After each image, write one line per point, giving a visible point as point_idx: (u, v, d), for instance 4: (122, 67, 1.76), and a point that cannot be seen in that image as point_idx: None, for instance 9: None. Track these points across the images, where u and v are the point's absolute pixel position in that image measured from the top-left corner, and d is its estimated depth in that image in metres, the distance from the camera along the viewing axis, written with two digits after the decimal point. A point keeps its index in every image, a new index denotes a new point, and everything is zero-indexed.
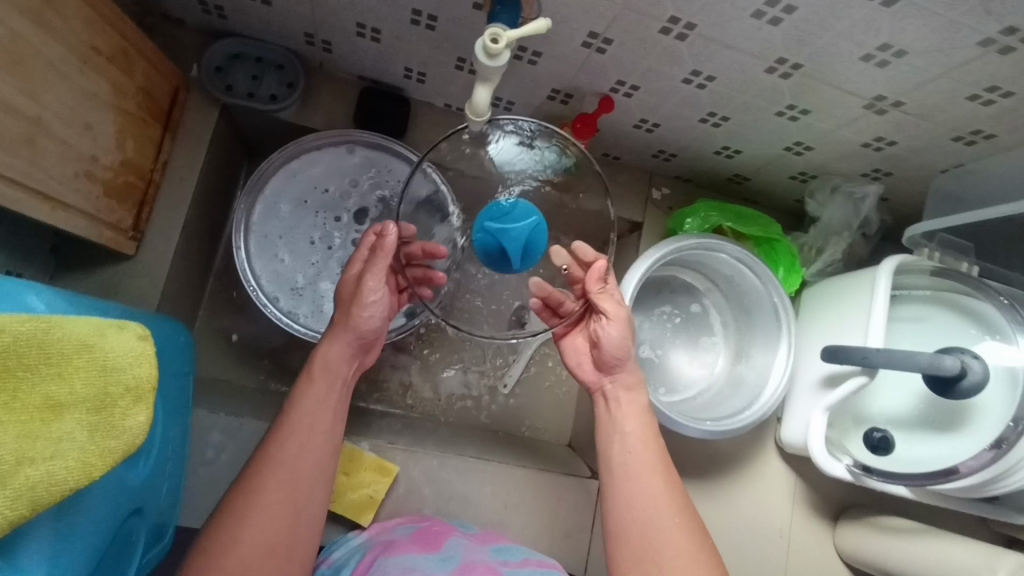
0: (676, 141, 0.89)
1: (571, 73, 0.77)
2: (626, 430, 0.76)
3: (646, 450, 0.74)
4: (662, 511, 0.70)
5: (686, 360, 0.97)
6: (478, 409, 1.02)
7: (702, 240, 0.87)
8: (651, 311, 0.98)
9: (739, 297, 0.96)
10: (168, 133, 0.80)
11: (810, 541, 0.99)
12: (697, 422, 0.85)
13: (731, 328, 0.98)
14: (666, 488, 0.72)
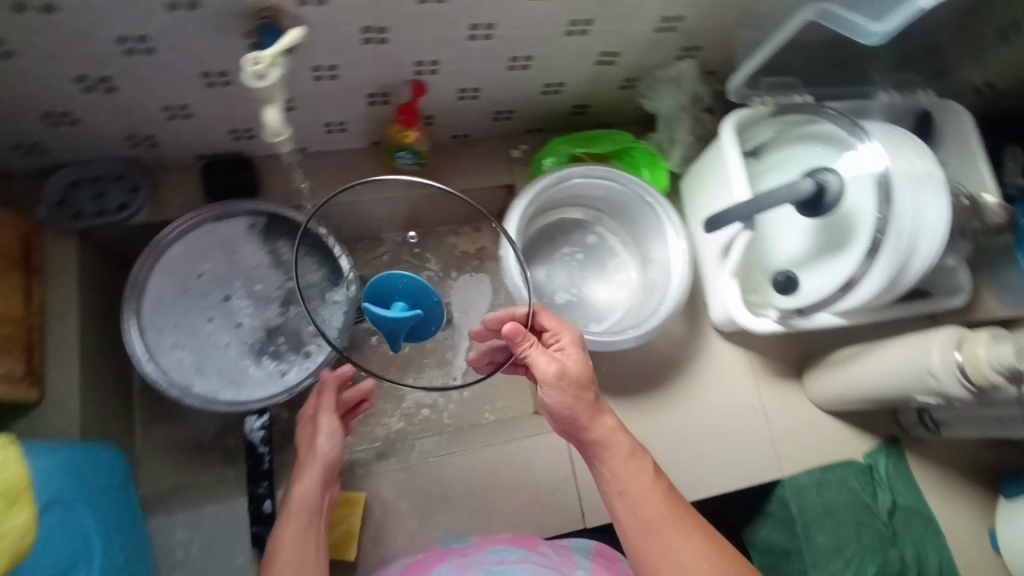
0: (503, 97, 0.92)
1: (371, 74, 0.80)
2: (629, 490, 0.69)
3: (653, 501, 0.68)
4: (683, 568, 0.65)
5: (600, 288, 1.00)
6: (438, 413, 1.04)
7: (559, 174, 0.91)
8: (551, 258, 1.01)
9: (623, 212, 0.99)
10: (33, 277, 0.81)
11: (781, 403, 1.01)
12: (620, 335, 0.87)
13: (629, 243, 1.01)
14: (693, 541, 0.66)
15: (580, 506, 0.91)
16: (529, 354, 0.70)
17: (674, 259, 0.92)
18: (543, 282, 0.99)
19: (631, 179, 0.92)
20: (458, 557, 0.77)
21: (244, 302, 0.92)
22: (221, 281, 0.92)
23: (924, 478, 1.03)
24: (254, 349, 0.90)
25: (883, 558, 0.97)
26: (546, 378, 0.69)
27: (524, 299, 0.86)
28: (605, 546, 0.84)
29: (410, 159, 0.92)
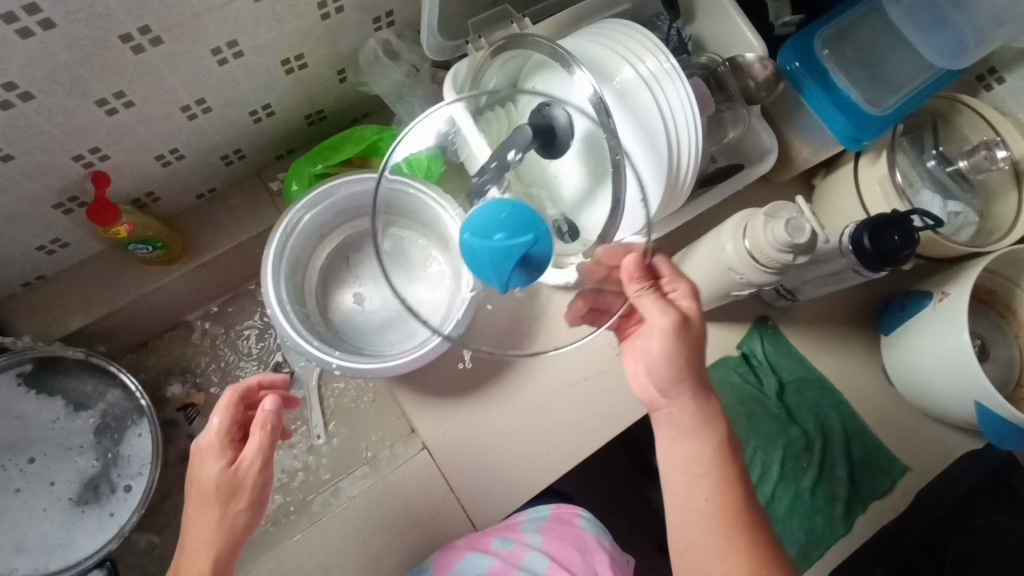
0: (217, 142, 0.83)
1: (33, 185, 0.71)
2: (686, 425, 0.71)
3: (698, 433, 0.71)
4: (696, 517, 0.70)
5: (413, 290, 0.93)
6: (314, 473, 0.99)
7: (305, 200, 0.82)
8: (354, 279, 0.94)
9: (402, 206, 0.91)
10: None
11: None
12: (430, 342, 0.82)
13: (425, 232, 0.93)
14: (713, 501, 0.70)
15: (468, 516, 0.88)
16: (639, 303, 0.70)
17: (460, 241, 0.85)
18: (352, 309, 0.92)
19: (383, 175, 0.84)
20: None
21: (45, 459, 0.84)
22: (13, 448, 0.84)
23: (804, 344, 1.00)
24: (73, 503, 0.83)
25: (785, 439, 0.96)
26: (665, 327, 0.68)
27: (311, 352, 0.79)
28: (558, 511, 0.91)
29: (149, 250, 0.84)
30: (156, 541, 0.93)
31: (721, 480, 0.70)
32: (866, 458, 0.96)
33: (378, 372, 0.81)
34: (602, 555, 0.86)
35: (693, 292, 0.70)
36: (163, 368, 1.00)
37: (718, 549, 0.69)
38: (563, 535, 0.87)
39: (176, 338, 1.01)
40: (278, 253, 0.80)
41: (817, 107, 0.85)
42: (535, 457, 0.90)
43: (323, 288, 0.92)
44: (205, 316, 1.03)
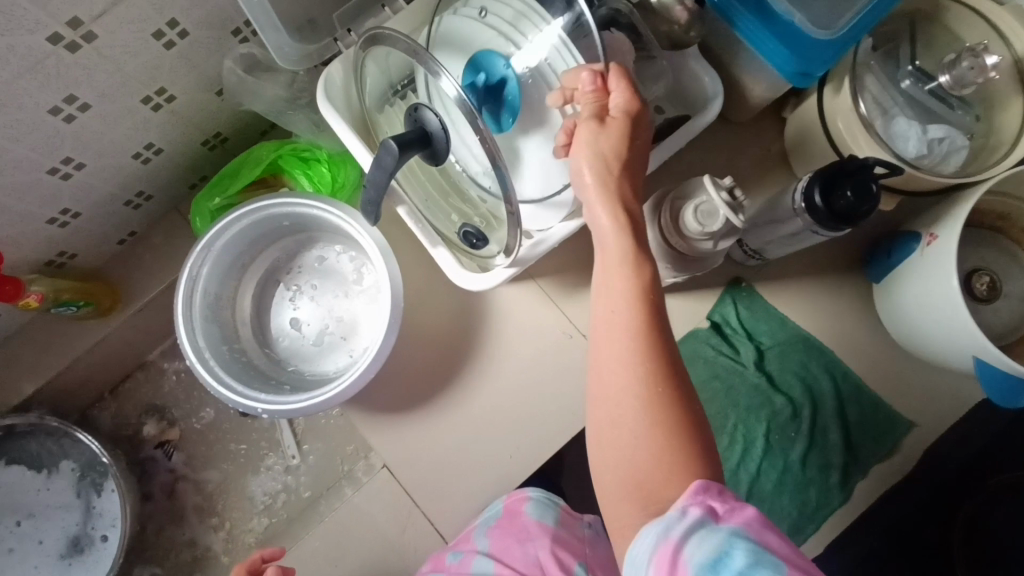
0: (112, 190, 0.80)
1: None
2: (610, 224, 0.57)
3: (611, 243, 0.57)
4: (607, 352, 0.55)
5: (348, 306, 0.89)
6: (295, 492, 1.00)
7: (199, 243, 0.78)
8: (287, 301, 0.90)
9: (318, 223, 0.87)
10: None
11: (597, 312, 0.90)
12: (354, 373, 0.77)
13: (350, 244, 0.89)
14: (621, 347, 0.54)
15: (435, 531, 0.87)
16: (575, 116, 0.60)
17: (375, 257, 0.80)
18: (289, 333, 0.89)
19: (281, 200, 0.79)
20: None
21: (33, 519, 0.89)
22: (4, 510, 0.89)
23: (784, 302, 0.91)
24: (63, 556, 0.88)
25: (768, 410, 0.88)
26: (585, 134, 0.58)
27: (232, 397, 0.77)
28: (508, 500, 0.83)
29: (74, 310, 0.83)
30: (158, 572, 0.98)
31: (644, 330, 0.54)
32: (862, 420, 0.87)
33: (308, 411, 0.77)
34: (547, 543, 0.81)
35: (633, 94, 0.59)
36: (135, 410, 1.02)
37: (635, 405, 0.53)
38: (507, 528, 0.82)
39: (141, 379, 1.02)
40: (187, 299, 0.80)
41: (755, 42, 0.74)
42: (496, 462, 0.87)
43: (257, 316, 0.90)
44: (164, 352, 1.02)
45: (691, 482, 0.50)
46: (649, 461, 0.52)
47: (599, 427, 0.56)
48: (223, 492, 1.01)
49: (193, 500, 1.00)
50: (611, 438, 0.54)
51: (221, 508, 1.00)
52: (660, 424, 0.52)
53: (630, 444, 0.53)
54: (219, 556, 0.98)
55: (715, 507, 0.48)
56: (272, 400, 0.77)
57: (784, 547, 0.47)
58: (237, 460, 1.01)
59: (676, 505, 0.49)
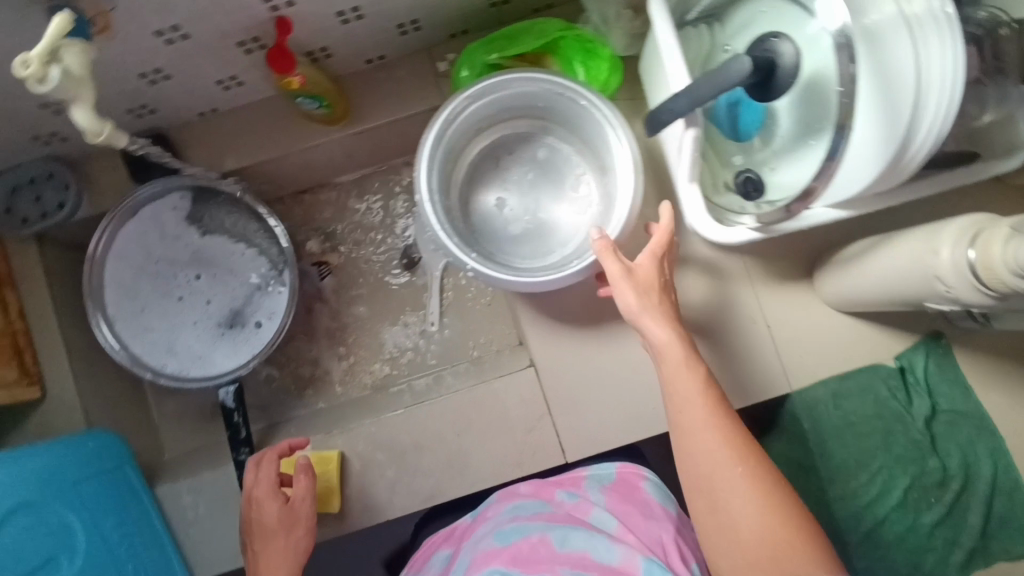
0: (397, 7, 0.79)
1: (224, 19, 0.72)
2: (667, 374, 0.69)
3: (673, 350, 0.69)
4: (704, 443, 0.64)
5: (556, 204, 0.90)
6: (421, 355, 1.03)
7: (474, 91, 0.78)
8: (498, 180, 0.91)
9: (567, 119, 0.86)
10: (6, 285, 0.88)
11: (793, 308, 0.87)
12: (563, 270, 0.77)
13: (583, 148, 0.89)
14: (723, 442, 0.64)
15: (558, 441, 0.88)
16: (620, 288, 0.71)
17: (619, 170, 0.79)
18: (490, 209, 0.90)
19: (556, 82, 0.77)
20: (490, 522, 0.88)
21: (202, 281, 0.92)
22: (182, 263, 0.92)
23: (978, 373, 0.86)
24: (219, 326, 0.91)
25: (918, 468, 0.84)
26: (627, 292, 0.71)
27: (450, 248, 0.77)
28: (625, 471, 0.92)
29: (314, 105, 0.84)
30: (275, 375, 1.03)
31: (729, 433, 0.64)
32: (1005, 517, 0.84)
33: (510, 287, 0.77)
34: (666, 519, 0.85)
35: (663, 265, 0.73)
36: (306, 223, 1.05)
37: (751, 500, 0.61)
38: (624, 493, 0.89)
39: (321, 197, 1.05)
40: (436, 136, 0.78)
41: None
42: (635, 407, 0.88)
43: (467, 183, 0.90)
44: (353, 181, 1.05)
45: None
46: (771, 549, 0.60)
47: (715, 526, 0.63)
48: (356, 330, 1.04)
49: (328, 324, 1.03)
50: (722, 535, 0.62)
51: (349, 342, 1.03)
52: (777, 513, 0.61)
53: (746, 537, 0.61)
54: (335, 383, 1.03)
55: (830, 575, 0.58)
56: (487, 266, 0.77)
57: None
58: (379, 306, 1.04)
59: None
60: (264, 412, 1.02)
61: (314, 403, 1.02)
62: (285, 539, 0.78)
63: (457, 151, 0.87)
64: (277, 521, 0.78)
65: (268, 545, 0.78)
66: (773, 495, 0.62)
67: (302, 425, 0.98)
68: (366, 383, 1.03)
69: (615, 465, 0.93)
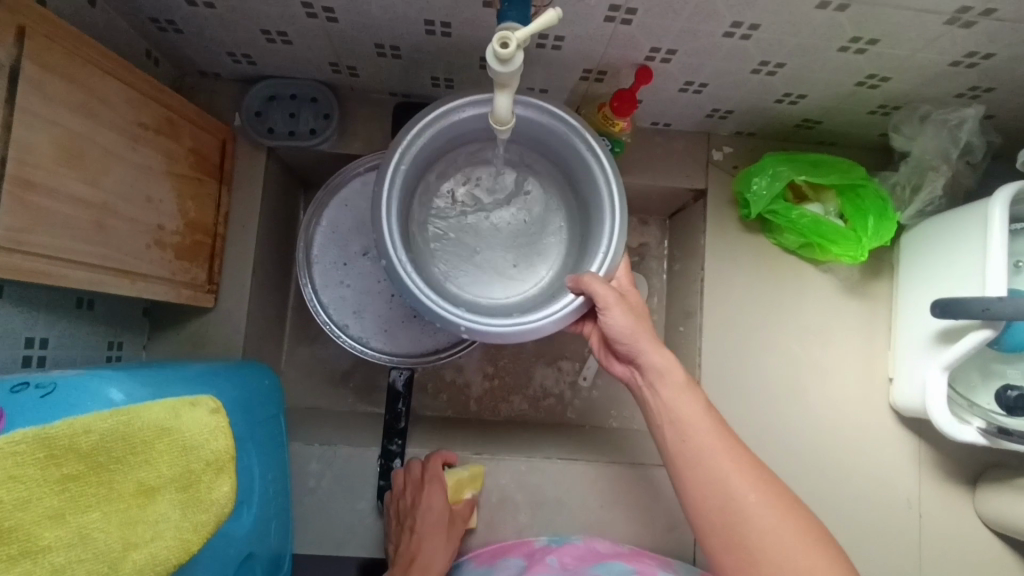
0: (730, 98, 0.81)
1: (601, 51, 0.72)
2: (678, 416, 0.66)
3: (676, 387, 0.67)
4: (704, 465, 0.63)
5: (534, 262, 0.81)
6: (562, 405, 1.01)
7: (427, 117, 0.67)
8: (466, 210, 0.81)
9: (556, 162, 0.78)
10: (225, 186, 0.83)
11: (944, 507, 0.91)
12: (546, 315, 0.68)
13: (574, 223, 0.81)
14: (729, 454, 0.63)
15: (691, 551, 0.87)
16: (606, 359, 0.77)
17: (586, 259, 0.72)
18: (455, 223, 0.81)
19: (570, 122, 0.70)
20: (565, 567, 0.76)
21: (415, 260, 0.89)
22: None
23: None
24: (413, 311, 0.88)
25: None
26: (596, 343, 0.77)
27: (384, 236, 0.65)
28: None
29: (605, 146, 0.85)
30: None
31: (721, 436, 0.65)
32: None
33: (484, 336, 0.67)
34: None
35: (608, 294, 0.66)
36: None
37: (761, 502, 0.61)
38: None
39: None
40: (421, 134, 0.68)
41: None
42: None
43: (420, 201, 0.79)
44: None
45: None
46: (791, 554, 0.58)
47: (725, 530, 0.61)
48: (509, 356, 1.02)
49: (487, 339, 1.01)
50: (739, 548, 0.60)
51: (500, 365, 1.01)
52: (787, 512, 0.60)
53: (768, 545, 0.59)
54: (470, 399, 1.00)
55: None
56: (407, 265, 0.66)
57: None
58: (541, 342, 1.02)
59: None
60: None
61: (444, 409, 0.99)
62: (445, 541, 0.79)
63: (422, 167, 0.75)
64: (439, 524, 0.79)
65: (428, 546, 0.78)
66: (810, 520, 0.60)
67: (433, 429, 0.94)
68: (500, 411, 1.00)
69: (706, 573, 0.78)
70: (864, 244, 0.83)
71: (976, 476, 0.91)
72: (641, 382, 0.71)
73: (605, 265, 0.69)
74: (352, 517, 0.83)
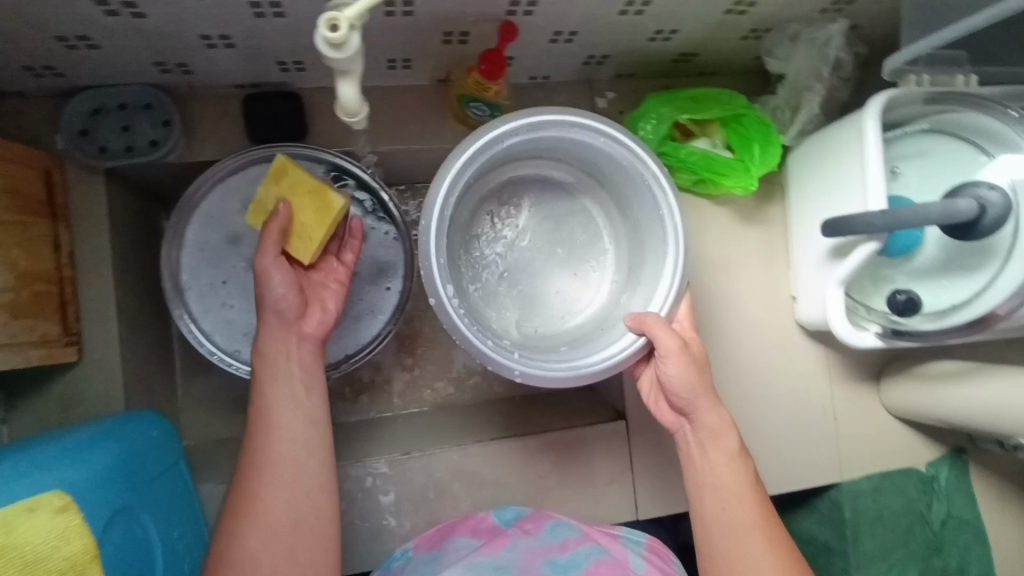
0: (602, 43, 0.78)
1: (457, 12, 0.66)
2: (710, 465, 0.70)
3: (729, 457, 0.70)
4: (742, 528, 0.67)
5: (585, 284, 0.83)
6: (489, 381, 0.99)
7: (468, 150, 0.67)
8: (496, 229, 0.82)
9: (614, 188, 0.80)
10: (61, 221, 0.72)
11: (855, 406, 0.96)
12: (574, 367, 0.69)
13: (618, 239, 0.84)
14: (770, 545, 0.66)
15: (633, 500, 0.89)
16: (656, 409, 0.75)
17: (650, 293, 0.74)
18: (512, 241, 0.82)
19: (631, 147, 0.71)
20: (525, 538, 0.76)
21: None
22: None
23: (984, 489, 1.00)
24: None
25: (925, 564, 0.97)
26: (639, 369, 0.76)
27: (429, 268, 0.66)
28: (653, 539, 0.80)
29: (483, 113, 0.80)
30: None
31: (762, 515, 0.68)
32: None
33: (547, 383, 0.68)
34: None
35: (671, 334, 0.68)
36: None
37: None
38: (657, 563, 0.75)
39: (422, 195, 0.99)
40: (465, 162, 0.68)
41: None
42: None
43: (467, 226, 0.80)
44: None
45: None
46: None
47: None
48: (425, 342, 0.98)
49: (399, 330, 0.97)
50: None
51: (417, 354, 0.97)
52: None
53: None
54: (392, 394, 0.96)
55: None
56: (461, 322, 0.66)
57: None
58: None
59: None
60: None
61: (367, 411, 0.95)
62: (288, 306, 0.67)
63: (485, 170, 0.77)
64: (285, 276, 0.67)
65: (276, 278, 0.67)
66: None
67: (358, 435, 0.90)
68: (426, 400, 0.97)
69: (644, 534, 0.80)
70: (752, 173, 0.83)
71: (881, 371, 0.97)
72: (688, 430, 0.72)
73: (669, 303, 0.71)
74: None
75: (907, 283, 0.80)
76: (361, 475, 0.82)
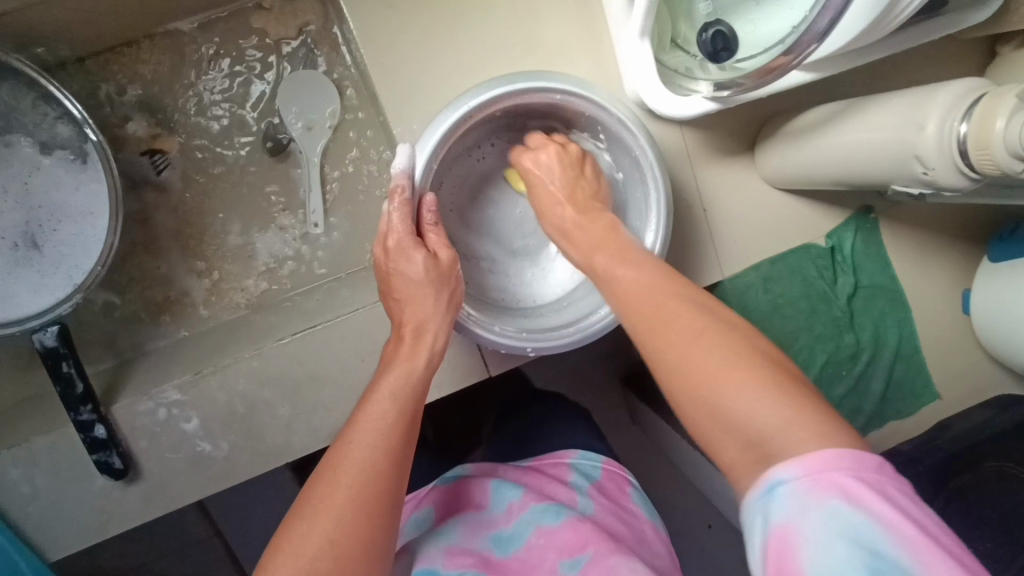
0: None
1: None
2: (613, 274, 0.56)
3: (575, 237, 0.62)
4: (630, 267, 0.55)
5: None
6: (306, 265, 0.84)
7: (424, 147, 0.62)
8: (491, 210, 0.78)
9: (560, 118, 0.71)
10: None
11: (730, 189, 0.79)
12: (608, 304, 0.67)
13: (594, 156, 0.76)
14: (645, 269, 0.54)
15: (480, 359, 0.76)
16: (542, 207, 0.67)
17: (637, 233, 0.70)
18: (505, 225, 0.78)
19: (546, 82, 0.62)
20: (473, 511, 0.65)
21: None
22: None
23: (900, 246, 0.86)
24: (15, 249, 0.69)
25: (834, 344, 0.85)
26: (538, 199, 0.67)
27: (411, 265, 0.62)
28: (607, 465, 0.71)
29: None
30: (116, 302, 0.82)
31: (663, 279, 0.52)
32: (902, 379, 0.89)
33: (548, 349, 0.66)
34: (657, 543, 0.63)
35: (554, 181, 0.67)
36: (134, 91, 0.80)
37: (717, 355, 0.44)
38: (609, 496, 0.67)
39: (147, 56, 0.80)
40: (431, 157, 0.62)
41: None
42: None
43: (460, 220, 0.76)
44: (196, 36, 0.80)
45: (823, 448, 0.37)
46: (770, 422, 0.40)
47: (700, 414, 0.44)
48: (214, 236, 0.83)
49: (177, 230, 0.82)
50: (731, 435, 0.42)
51: (210, 254, 0.83)
52: (774, 382, 0.41)
53: (751, 427, 0.40)
54: (197, 306, 0.83)
55: (841, 468, 0.36)
56: (462, 311, 0.66)
57: (941, 529, 0.34)
58: (247, 203, 0.83)
59: (782, 471, 0.37)
60: (110, 349, 0.82)
61: (174, 331, 0.82)
62: (435, 298, 0.62)
63: (451, 159, 0.71)
64: (404, 287, 0.62)
65: (407, 312, 0.62)
66: (757, 385, 0.42)
67: (162, 360, 0.78)
68: (237, 304, 0.83)
69: (603, 458, 0.73)
70: None
71: (757, 135, 0.78)
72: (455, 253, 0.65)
73: (655, 251, 0.67)
74: (91, 498, 0.71)
75: (711, 10, 0.62)
76: (152, 408, 0.71)
